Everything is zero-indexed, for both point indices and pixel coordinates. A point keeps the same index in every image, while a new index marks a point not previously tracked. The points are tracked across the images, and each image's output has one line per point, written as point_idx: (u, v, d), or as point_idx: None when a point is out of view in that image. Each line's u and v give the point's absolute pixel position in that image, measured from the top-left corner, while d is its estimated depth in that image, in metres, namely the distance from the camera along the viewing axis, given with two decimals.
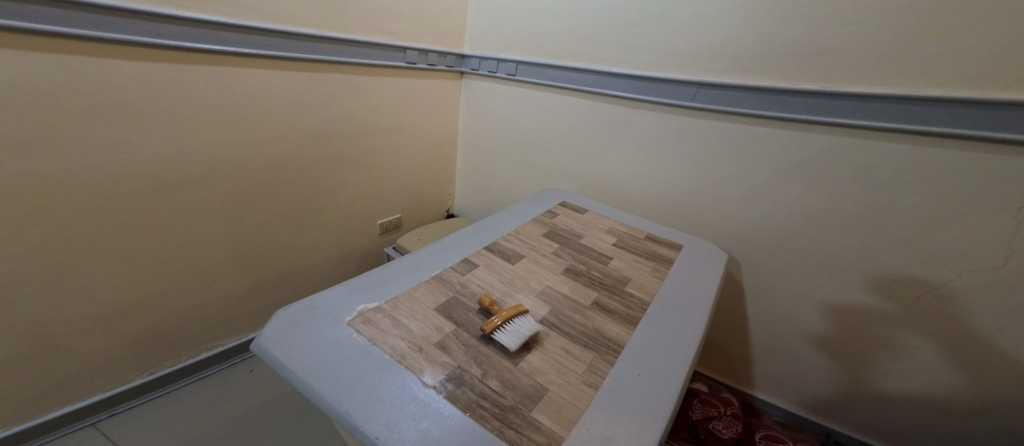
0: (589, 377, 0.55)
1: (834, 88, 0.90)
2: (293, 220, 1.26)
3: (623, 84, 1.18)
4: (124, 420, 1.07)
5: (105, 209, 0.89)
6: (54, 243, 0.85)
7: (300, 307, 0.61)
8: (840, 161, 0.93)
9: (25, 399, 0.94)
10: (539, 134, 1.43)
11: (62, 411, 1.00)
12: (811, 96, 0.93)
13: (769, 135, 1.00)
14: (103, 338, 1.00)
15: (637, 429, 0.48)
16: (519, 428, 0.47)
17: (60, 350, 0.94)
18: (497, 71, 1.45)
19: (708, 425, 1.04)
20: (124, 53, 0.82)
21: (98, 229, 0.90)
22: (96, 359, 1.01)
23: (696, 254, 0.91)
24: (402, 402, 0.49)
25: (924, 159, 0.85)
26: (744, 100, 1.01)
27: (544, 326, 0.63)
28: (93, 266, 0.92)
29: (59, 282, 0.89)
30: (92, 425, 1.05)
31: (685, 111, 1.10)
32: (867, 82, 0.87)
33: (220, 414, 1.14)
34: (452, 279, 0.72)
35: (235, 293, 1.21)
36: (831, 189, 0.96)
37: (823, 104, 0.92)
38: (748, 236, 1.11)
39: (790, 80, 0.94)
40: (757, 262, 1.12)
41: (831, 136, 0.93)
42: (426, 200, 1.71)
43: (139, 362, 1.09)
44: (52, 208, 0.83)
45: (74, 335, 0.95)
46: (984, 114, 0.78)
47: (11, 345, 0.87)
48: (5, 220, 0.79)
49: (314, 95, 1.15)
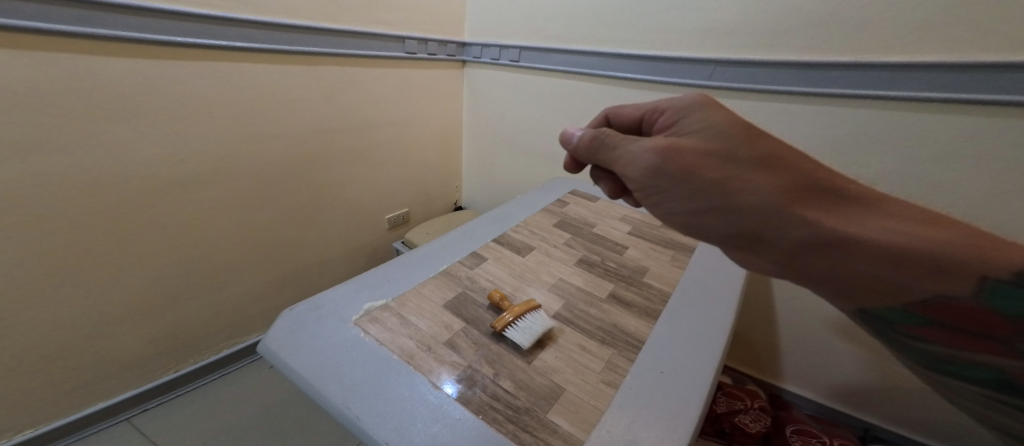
0: (607, 376, 0.52)
1: (873, 58, 0.82)
2: (301, 217, 1.25)
3: (632, 65, 1.12)
4: (155, 416, 1.09)
5: (119, 209, 0.89)
6: (68, 246, 0.85)
7: (306, 307, 0.59)
8: (870, 138, 0.88)
9: (53, 401, 0.95)
10: (545, 122, 1.38)
11: (85, 413, 1.00)
12: (841, 68, 0.86)
13: (796, 110, 0.93)
14: (126, 337, 1.01)
15: (663, 430, 0.45)
16: (534, 431, 0.45)
17: (83, 351, 0.94)
18: (499, 58, 1.41)
19: (734, 418, 1.01)
20: (117, 50, 0.79)
21: (110, 230, 0.89)
22: (120, 358, 1.02)
23: None
24: (410, 405, 0.46)
25: (957, 131, 0.79)
26: (765, 77, 0.95)
27: (558, 321, 0.61)
28: (108, 267, 0.91)
29: (75, 283, 0.88)
30: (126, 420, 1.07)
31: (702, 91, 1.04)
32: (909, 50, 0.79)
33: (242, 411, 1.15)
34: (461, 274, 0.69)
35: (248, 292, 1.21)
36: (872, 164, 0.90)
37: (854, 77, 0.85)
38: None
39: (820, 53, 0.87)
40: None
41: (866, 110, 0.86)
42: (433, 192, 1.69)
43: (162, 361, 1.10)
44: (64, 211, 0.82)
45: (96, 334, 0.95)
46: (1010, 77, 0.73)
47: (36, 348, 0.87)
48: (12, 227, 0.77)
49: (313, 89, 1.12)
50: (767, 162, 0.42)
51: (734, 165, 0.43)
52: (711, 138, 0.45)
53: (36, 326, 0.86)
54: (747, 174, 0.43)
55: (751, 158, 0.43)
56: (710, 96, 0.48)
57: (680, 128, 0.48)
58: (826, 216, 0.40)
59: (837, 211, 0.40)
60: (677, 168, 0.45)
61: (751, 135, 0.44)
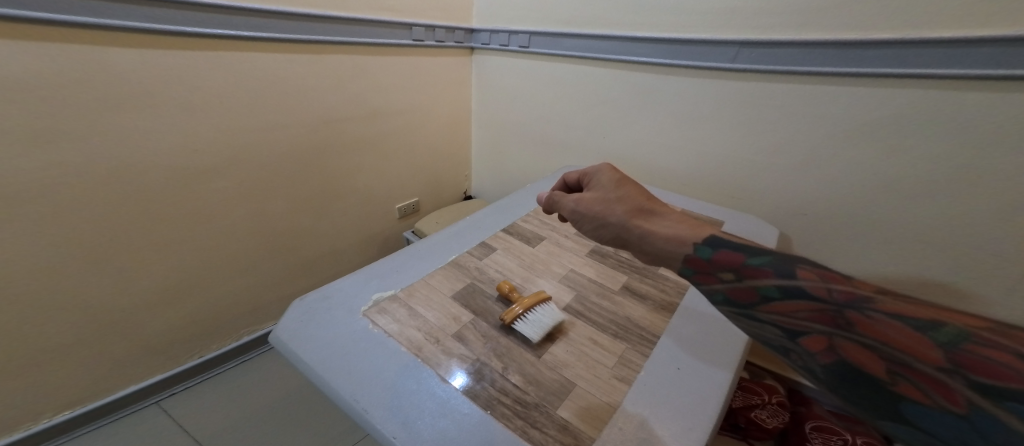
0: (620, 371, 0.51)
1: (917, 35, 0.74)
2: (313, 207, 1.25)
3: (648, 49, 1.07)
4: (183, 400, 1.13)
5: (138, 198, 0.89)
6: (92, 235, 0.86)
7: (315, 297, 0.59)
8: (914, 124, 0.78)
9: (85, 384, 0.98)
10: (556, 109, 1.35)
11: (114, 397, 1.03)
12: (878, 47, 0.78)
13: (826, 93, 0.86)
14: (151, 324, 1.03)
15: (679, 429, 0.43)
16: (543, 427, 0.44)
17: (111, 336, 0.97)
18: (509, 44, 1.37)
19: (751, 413, 0.99)
20: (126, 40, 0.78)
21: (132, 219, 0.90)
22: (147, 344, 1.05)
23: (739, 231, 0.84)
24: (418, 399, 0.45)
25: (1013, 112, 0.70)
26: (799, 58, 0.87)
27: (569, 314, 0.59)
28: (131, 256, 0.93)
29: (101, 271, 0.90)
30: (157, 403, 1.11)
31: (724, 74, 0.97)
32: (959, 26, 0.71)
33: (261, 397, 1.17)
34: (469, 265, 0.68)
35: (264, 281, 1.22)
36: (911, 151, 0.80)
37: (893, 55, 0.77)
38: (801, 210, 0.97)
39: (857, 30, 0.79)
40: (811, 237, 0.98)
41: (908, 90, 0.77)
42: (443, 182, 1.68)
43: (187, 347, 1.13)
44: (86, 200, 0.83)
45: (123, 321, 0.98)
46: None
47: (67, 332, 0.90)
48: (37, 216, 0.79)
49: (321, 79, 1.11)
50: (622, 197, 0.57)
51: (607, 201, 0.58)
52: (599, 187, 0.61)
53: (66, 312, 0.88)
54: (605, 204, 0.57)
55: (616, 195, 0.58)
56: (608, 163, 0.64)
57: (592, 182, 0.63)
58: (643, 223, 0.53)
59: (650, 221, 0.53)
60: (580, 208, 0.59)
61: (620, 182, 0.60)
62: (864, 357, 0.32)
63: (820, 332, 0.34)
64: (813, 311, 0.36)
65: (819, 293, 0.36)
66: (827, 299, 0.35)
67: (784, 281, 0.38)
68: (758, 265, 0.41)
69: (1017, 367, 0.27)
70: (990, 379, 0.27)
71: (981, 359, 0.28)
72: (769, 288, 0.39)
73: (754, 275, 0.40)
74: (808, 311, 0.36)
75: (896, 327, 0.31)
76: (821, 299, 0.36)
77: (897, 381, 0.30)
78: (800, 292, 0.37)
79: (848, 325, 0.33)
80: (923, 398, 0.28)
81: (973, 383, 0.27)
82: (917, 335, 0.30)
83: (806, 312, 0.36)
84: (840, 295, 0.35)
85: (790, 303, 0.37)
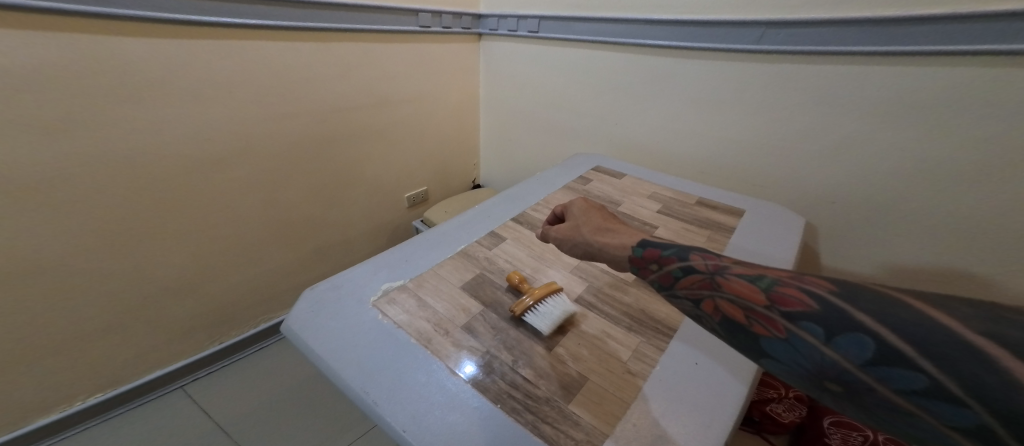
0: (634, 365, 0.50)
1: (957, 10, 0.69)
2: (324, 197, 1.25)
3: (665, 31, 1.03)
4: (206, 385, 1.16)
5: (156, 188, 0.90)
6: (113, 225, 0.87)
7: (326, 286, 0.58)
8: (949, 107, 0.74)
9: (112, 370, 1.00)
10: (567, 95, 1.32)
11: (141, 382, 1.06)
12: (912, 24, 0.73)
13: (856, 74, 0.81)
14: (172, 312, 1.05)
15: (697, 426, 0.42)
16: (555, 422, 0.43)
17: (134, 324, 0.99)
18: (517, 29, 1.34)
19: None
20: (134, 29, 0.77)
21: (150, 208, 0.91)
22: (169, 331, 1.07)
23: (760, 219, 0.81)
24: (427, 393, 0.45)
25: None
26: (827, 37, 0.82)
27: (580, 306, 0.58)
28: (150, 245, 0.94)
29: (122, 261, 0.91)
30: (181, 388, 1.14)
31: (746, 56, 0.93)
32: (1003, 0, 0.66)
33: (280, 383, 1.19)
34: (478, 254, 0.67)
35: (278, 270, 1.24)
36: (945, 135, 0.76)
37: (930, 33, 0.73)
38: (825, 198, 0.94)
39: (890, 8, 0.75)
40: (835, 225, 0.95)
41: (943, 71, 0.73)
42: (452, 171, 1.67)
43: (208, 334, 1.15)
44: (105, 189, 0.83)
45: (145, 308, 0.99)
46: None
47: (93, 319, 0.92)
48: (61, 206, 0.79)
49: (328, 67, 1.09)
50: (582, 219, 0.58)
51: (569, 225, 0.58)
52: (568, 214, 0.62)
53: (90, 300, 0.90)
54: (567, 226, 0.58)
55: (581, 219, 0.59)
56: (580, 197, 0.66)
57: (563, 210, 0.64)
58: (596, 236, 0.53)
59: (603, 234, 0.53)
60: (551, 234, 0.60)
61: (586, 209, 0.61)
62: (733, 310, 0.36)
63: (704, 297, 0.38)
64: (697, 280, 0.39)
65: (700, 266, 0.40)
66: (701, 267, 0.40)
67: (681, 261, 0.42)
68: (666, 253, 0.43)
69: (804, 293, 0.33)
70: (794, 307, 0.32)
71: (787, 292, 0.34)
72: (675, 270, 0.41)
73: (666, 262, 0.42)
74: (694, 282, 0.40)
75: (743, 282, 0.37)
76: (701, 270, 0.39)
77: (751, 323, 0.35)
78: (692, 269, 0.40)
79: (716, 285, 0.38)
80: (766, 332, 0.33)
81: (784, 313, 0.33)
82: (753, 285, 0.36)
83: (694, 283, 0.39)
84: (711, 265, 0.40)
85: (686, 278, 0.40)
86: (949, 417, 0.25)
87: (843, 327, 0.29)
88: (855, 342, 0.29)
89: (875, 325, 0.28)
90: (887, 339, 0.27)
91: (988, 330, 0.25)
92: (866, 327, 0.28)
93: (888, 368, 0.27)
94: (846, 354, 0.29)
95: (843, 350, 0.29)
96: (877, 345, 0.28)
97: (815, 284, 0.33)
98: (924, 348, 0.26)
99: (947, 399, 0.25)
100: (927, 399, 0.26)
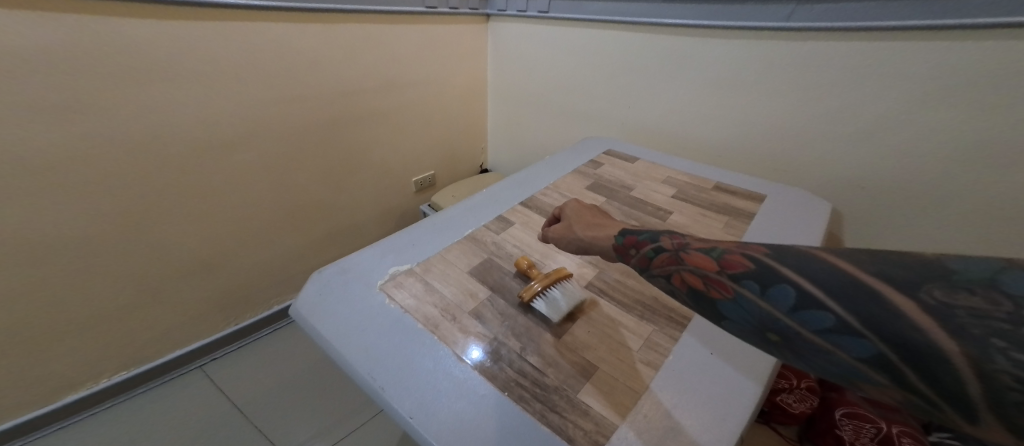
0: (646, 355, 0.48)
1: None
2: (333, 180, 1.25)
3: (683, 10, 0.99)
4: (223, 364, 1.19)
5: (168, 172, 0.90)
6: (126, 208, 0.88)
7: (334, 270, 0.58)
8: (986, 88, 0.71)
9: (132, 349, 1.03)
10: (579, 78, 1.28)
11: (160, 361, 1.09)
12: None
13: (888, 54, 0.77)
14: (187, 295, 1.06)
15: (711, 419, 0.41)
16: (563, 411, 0.42)
17: (151, 306, 1.01)
18: (527, 10, 1.30)
19: None
20: (140, 11, 0.76)
21: (163, 192, 0.91)
22: (185, 313, 1.09)
23: (780, 205, 0.79)
24: (435, 379, 0.44)
25: None
26: (860, 14, 0.78)
27: (590, 292, 0.57)
28: (163, 229, 0.95)
29: (137, 244, 0.92)
30: (200, 368, 1.17)
31: (771, 34, 0.89)
32: None
33: (296, 363, 1.22)
34: (486, 239, 0.66)
35: (289, 254, 1.24)
36: (981, 117, 0.72)
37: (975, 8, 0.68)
38: (848, 183, 0.91)
39: None
40: (858, 211, 0.92)
41: (982, 50, 0.69)
42: (460, 154, 1.65)
43: (223, 316, 1.17)
44: (119, 172, 0.84)
45: (161, 290, 1.01)
46: None
47: (112, 301, 0.94)
48: (77, 189, 0.80)
49: (336, 48, 1.07)
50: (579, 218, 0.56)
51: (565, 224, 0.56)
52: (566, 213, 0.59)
53: (108, 281, 0.92)
54: (564, 226, 0.56)
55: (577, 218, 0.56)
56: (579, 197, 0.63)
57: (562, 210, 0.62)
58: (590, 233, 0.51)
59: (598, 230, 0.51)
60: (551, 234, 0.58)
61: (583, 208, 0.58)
62: (695, 280, 0.33)
63: (667, 273, 0.36)
64: (663, 258, 0.37)
65: (666, 244, 0.38)
66: (667, 245, 0.37)
67: (654, 243, 0.39)
68: (642, 237, 0.41)
69: (746, 253, 0.31)
70: (742, 266, 0.31)
71: (732, 254, 0.32)
72: (649, 252, 0.39)
73: (640, 245, 0.40)
74: (660, 260, 0.37)
75: (698, 251, 0.34)
76: (665, 247, 0.37)
77: (708, 289, 0.32)
78: (661, 248, 0.38)
79: (679, 259, 0.35)
80: (721, 295, 0.31)
81: (733, 274, 0.31)
82: (705, 253, 0.34)
83: (660, 261, 0.37)
84: (672, 241, 0.37)
85: (657, 259, 0.37)
86: (856, 351, 0.25)
87: (773, 278, 0.29)
88: (780, 291, 0.28)
89: (795, 274, 0.28)
90: (805, 286, 0.27)
91: (877, 269, 0.25)
92: (787, 276, 0.28)
93: (806, 311, 0.27)
94: (774, 304, 0.28)
95: (772, 300, 0.28)
96: (798, 292, 0.27)
97: (755, 246, 0.32)
98: (829, 288, 0.26)
99: (851, 332, 0.25)
100: (840, 336, 0.25)
